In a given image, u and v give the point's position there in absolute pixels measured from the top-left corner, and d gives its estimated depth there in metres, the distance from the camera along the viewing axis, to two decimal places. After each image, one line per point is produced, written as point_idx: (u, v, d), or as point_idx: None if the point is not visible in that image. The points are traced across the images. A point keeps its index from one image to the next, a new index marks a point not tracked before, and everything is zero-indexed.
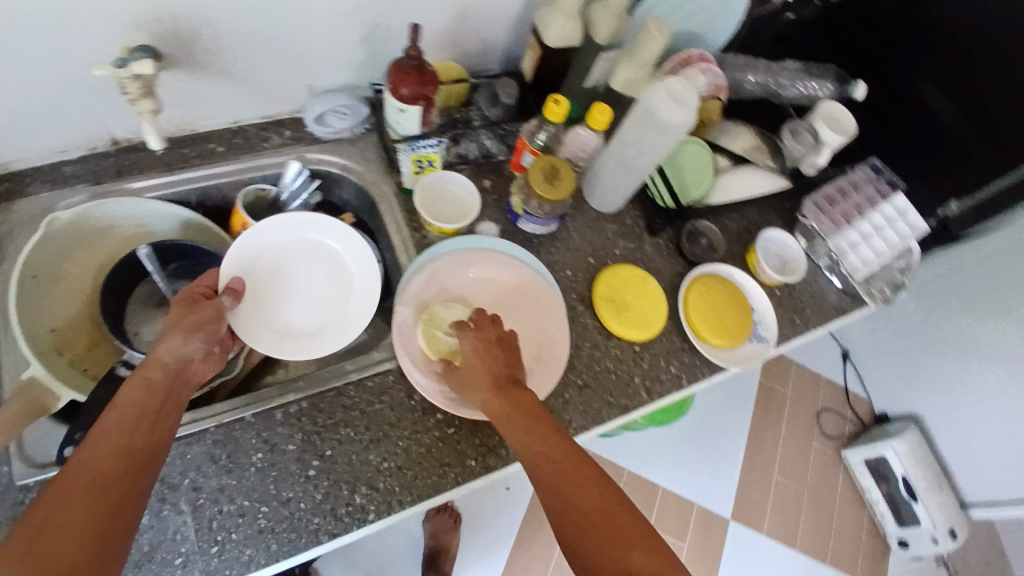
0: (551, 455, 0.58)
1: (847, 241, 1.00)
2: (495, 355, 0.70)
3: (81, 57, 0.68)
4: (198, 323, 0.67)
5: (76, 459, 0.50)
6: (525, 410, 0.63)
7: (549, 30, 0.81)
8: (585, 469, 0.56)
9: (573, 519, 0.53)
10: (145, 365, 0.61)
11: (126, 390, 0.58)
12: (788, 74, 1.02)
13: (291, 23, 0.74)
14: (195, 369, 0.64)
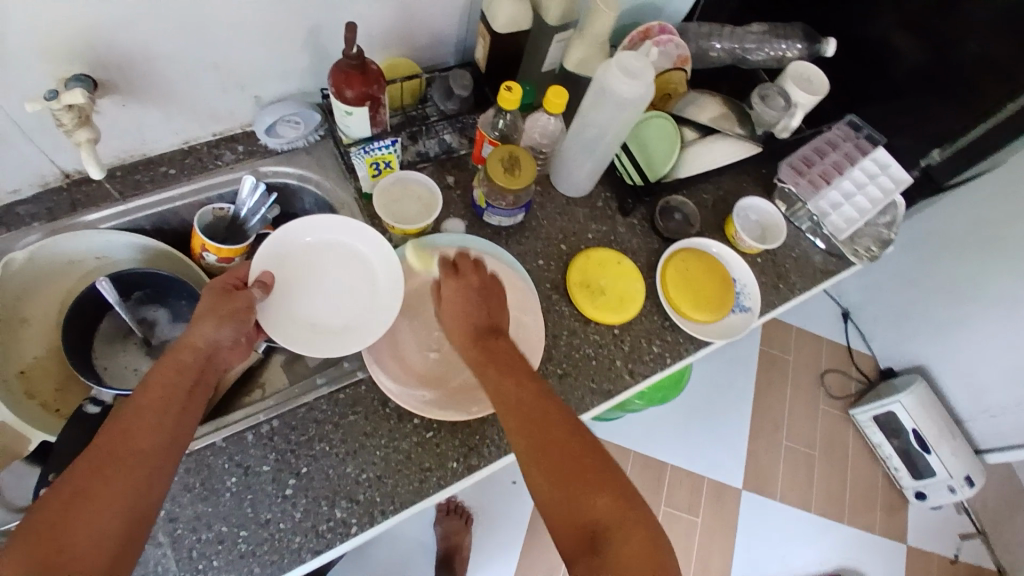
0: (525, 402, 0.61)
1: (828, 202, 0.97)
2: (469, 301, 0.70)
3: (12, 93, 0.65)
4: (233, 309, 0.68)
5: (103, 447, 0.54)
6: (502, 356, 0.65)
7: (496, 15, 0.78)
8: (555, 417, 0.60)
9: (544, 472, 0.57)
10: (180, 346, 0.63)
11: (159, 372, 0.60)
12: (753, 38, 0.99)
13: (229, 36, 0.72)
14: (223, 357, 0.67)
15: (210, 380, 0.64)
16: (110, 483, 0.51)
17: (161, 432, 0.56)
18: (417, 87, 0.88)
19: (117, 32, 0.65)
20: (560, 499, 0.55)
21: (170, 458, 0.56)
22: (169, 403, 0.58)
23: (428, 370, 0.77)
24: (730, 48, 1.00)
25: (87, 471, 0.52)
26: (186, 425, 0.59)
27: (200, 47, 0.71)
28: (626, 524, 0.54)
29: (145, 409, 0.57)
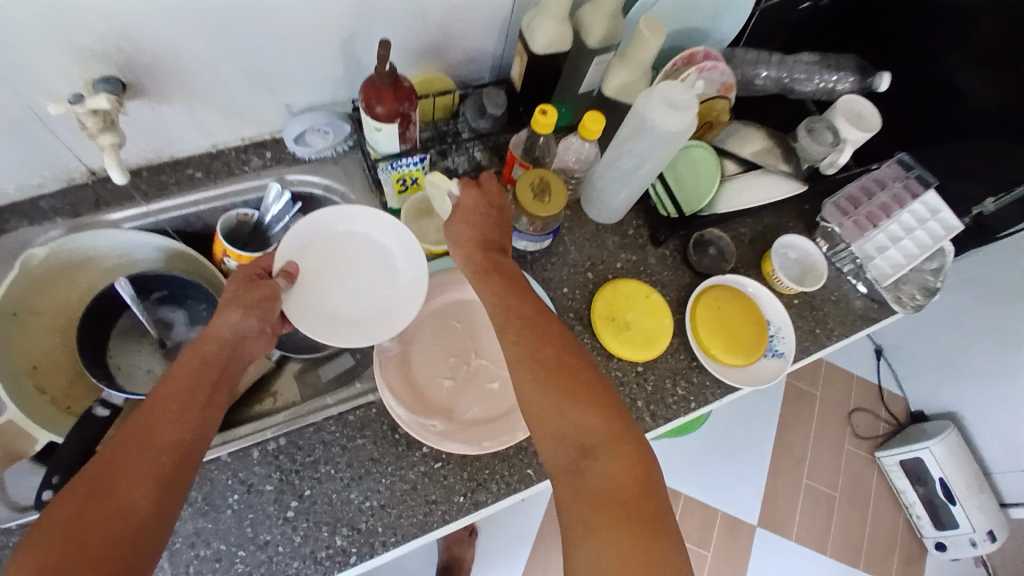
0: (521, 326, 0.61)
1: (874, 245, 0.91)
2: (483, 216, 0.70)
3: (41, 90, 0.65)
4: (256, 299, 0.67)
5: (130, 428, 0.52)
6: (513, 285, 0.66)
7: (535, 35, 0.75)
8: (554, 335, 0.61)
9: (536, 369, 0.58)
10: (203, 338, 0.62)
11: (181, 360, 0.60)
12: (803, 68, 0.94)
13: (257, 41, 0.70)
14: (248, 346, 0.65)
15: (233, 372, 0.63)
16: (130, 474, 0.49)
17: (184, 419, 0.55)
18: (450, 103, 0.86)
19: (142, 35, 0.63)
20: (552, 405, 0.56)
21: (196, 451, 0.54)
22: (193, 391, 0.57)
23: (441, 397, 0.75)
24: (777, 77, 0.94)
25: (104, 464, 0.49)
26: (210, 413, 0.57)
27: (232, 53, 0.70)
28: (618, 438, 0.54)
29: (165, 399, 0.55)
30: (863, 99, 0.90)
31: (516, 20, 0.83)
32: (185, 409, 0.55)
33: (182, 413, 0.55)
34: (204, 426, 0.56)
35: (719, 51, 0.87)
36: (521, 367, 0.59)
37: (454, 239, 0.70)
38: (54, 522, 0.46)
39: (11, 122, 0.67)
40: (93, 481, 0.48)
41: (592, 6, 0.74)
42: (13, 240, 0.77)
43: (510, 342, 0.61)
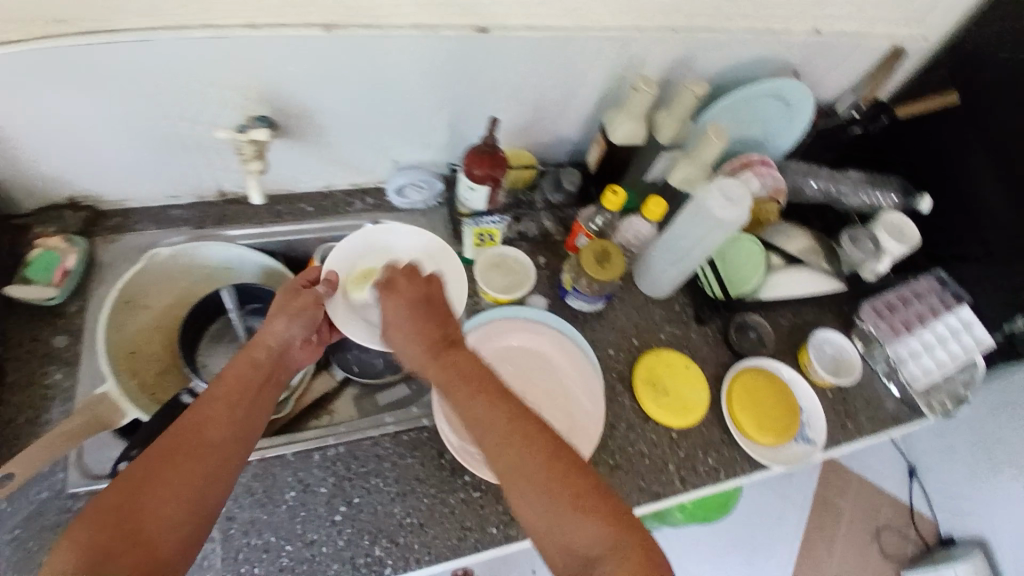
0: (491, 416, 0.62)
1: (908, 349, 0.97)
2: (416, 314, 0.72)
3: (214, 119, 0.81)
4: (303, 308, 0.75)
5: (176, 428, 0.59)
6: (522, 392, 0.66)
7: (615, 129, 0.88)
8: (492, 421, 0.62)
9: (528, 477, 0.59)
10: (256, 343, 0.71)
11: (236, 365, 0.67)
12: (851, 184, 1.06)
13: (377, 102, 0.85)
14: (293, 353, 0.74)
15: (278, 376, 0.71)
16: (182, 467, 0.56)
17: (233, 424, 0.62)
18: (529, 177, 0.98)
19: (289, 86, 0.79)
20: (557, 512, 0.57)
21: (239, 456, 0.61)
22: (241, 397, 0.64)
23: None
24: (827, 188, 1.06)
25: (162, 453, 0.57)
26: (254, 419, 0.64)
27: (364, 111, 0.86)
28: (623, 546, 0.55)
29: (216, 400, 0.63)
30: (902, 214, 0.99)
31: (598, 115, 0.98)
32: (234, 416, 0.62)
33: (231, 418, 0.62)
34: (250, 430, 0.63)
35: (772, 161, 1.01)
36: (519, 465, 0.59)
37: (393, 330, 0.73)
38: (109, 502, 0.53)
39: (180, 142, 0.82)
40: (152, 466, 0.56)
41: (666, 111, 0.88)
42: (142, 238, 0.89)
43: (492, 435, 0.61)
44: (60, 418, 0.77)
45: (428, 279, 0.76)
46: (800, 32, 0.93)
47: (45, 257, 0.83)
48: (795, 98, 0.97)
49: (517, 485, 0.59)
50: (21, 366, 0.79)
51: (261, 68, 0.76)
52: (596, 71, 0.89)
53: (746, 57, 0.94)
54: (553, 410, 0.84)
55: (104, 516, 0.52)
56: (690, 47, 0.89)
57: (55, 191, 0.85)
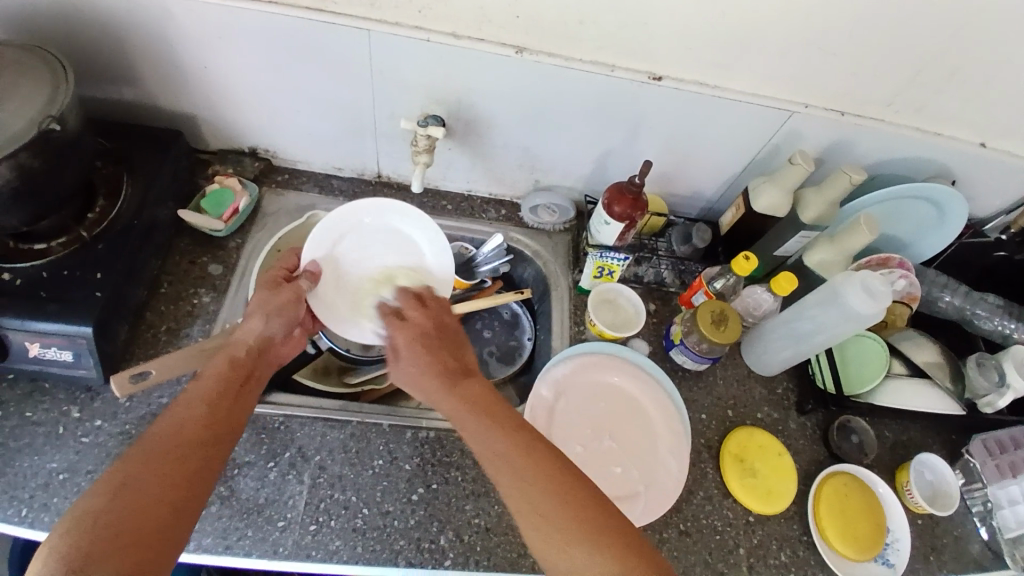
0: (500, 447, 0.63)
1: (1007, 496, 0.90)
2: (427, 343, 0.74)
3: (394, 108, 0.89)
4: (281, 306, 0.75)
5: (153, 433, 0.59)
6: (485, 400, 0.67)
7: (759, 197, 0.89)
8: (505, 458, 0.62)
9: (539, 514, 0.58)
10: (232, 344, 0.70)
11: (213, 365, 0.67)
12: (987, 308, 1.01)
13: (538, 124, 0.90)
14: (275, 349, 0.73)
15: (262, 372, 0.70)
16: (160, 469, 0.56)
17: (208, 423, 0.61)
18: (658, 225, 0.99)
19: (467, 95, 0.86)
20: (565, 546, 0.57)
21: (217, 451, 0.61)
22: (220, 397, 0.64)
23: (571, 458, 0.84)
24: (961, 305, 1.01)
25: (140, 456, 0.57)
26: (233, 416, 0.64)
27: (524, 130, 0.92)
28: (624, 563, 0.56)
29: (195, 402, 0.63)
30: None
31: (741, 182, 0.99)
32: (211, 411, 0.62)
33: (206, 417, 0.62)
34: (228, 427, 0.63)
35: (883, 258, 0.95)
36: (520, 501, 0.60)
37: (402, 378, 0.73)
38: (95, 505, 0.53)
39: (359, 121, 0.92)
40: (132, 471, 0.55)
41: (816, 191, 0.87)
42: (304, 198, 0.99)
43: (499, 468, 0.62)
44: (196, 336, 0.85)
45: (444, 309, 0.80)
46: (971, 142, 0.90)
47: (219, 194, 0.93)
48: (950, 207, 0.94)
49: (527, 522, 0.59)
50: (174, 282, 0.88)
51: (448, 72, 0.83)
52: (751, 138, 0.91)
53: (908, 155, 0.92)
54: (635, 454, 0.85)
55: (85, 523, 0.52)
56: (853, 134, 0.89)
57: (241, 139, 0.96)
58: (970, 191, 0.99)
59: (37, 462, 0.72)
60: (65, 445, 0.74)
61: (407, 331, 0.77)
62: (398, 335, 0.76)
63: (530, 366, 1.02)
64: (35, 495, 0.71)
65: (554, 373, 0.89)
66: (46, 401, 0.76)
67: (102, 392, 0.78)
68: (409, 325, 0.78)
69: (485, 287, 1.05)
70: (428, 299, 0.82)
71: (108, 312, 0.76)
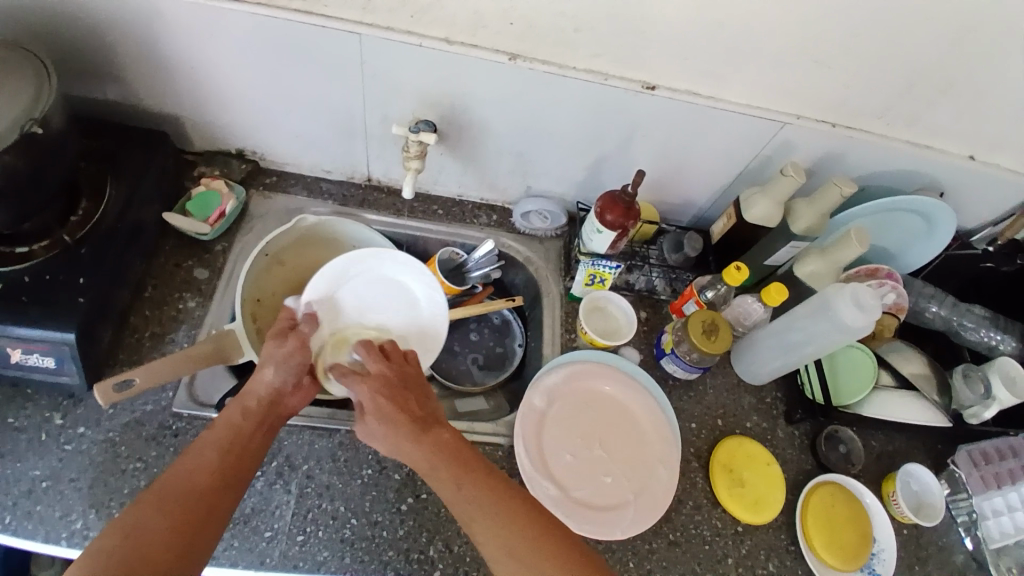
0: (468, 497, 0.64)
1: (992, 506, 0.91)
2: (392, 398, 0.72)
3: (387, 113, 0.88)
4: (291, 353, 0.72)
5: (170, 476, 0.59)
6: (452, 454, 0.68)
7: (751, 208, 0.89)
8: (476, 511, 0.63)
9: (509, 559, 0.60)
10: (246, 391, 0.69)
11: (228, 411, 0.67)
12: (973, 318, 1.02)
13: (531, 130, 0.90)
14: (289, 399, 0.71)
15: (273, 423, 0.69)
16: (172, 511, 0.56)
17: (221, 469, 0.61)
18: (650, 233, 0.99)
19: (462, 101, 0.85)
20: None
21: (229, 496, 0.61)
22: (233, 444, 0.64)
23: (561, 467, 0.83)
24: (948, 316, 1.02)
25: (155, 499, 0.57)
26: (247, 464, 0.64)
27: (518, 136, 0.91)
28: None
29: (206, 448, 0.63)
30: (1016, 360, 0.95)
31: (732, 191, 0.99)
32: (223, 459, 0.62)
33: (219, 463, 0.62)
34: (242, 471, 0.63)
35: (884, 271, 0.96)
36: (490, 543, 0.62)
37: (371, 438, 0.71)
38: (106, 546, 0.53)
39: (350, 124, 0.90)
40: (143, 514, 0.55)
41: (807, 202, 0.88)
42: (293, 202, 0.98)
43: (472, 522, 0.63)
44: (182, 342, 0.83)
45: (405, 359, 0.78)
46: (960, 155, 0.91)
47: (206, 195, 0.91)
48: (938, 219, 0.95)
49: (497, 561, 0.61)
50: (160, 285, 0.87)
51: (442, 77, 0.82)
52: (743, 148, 0.91)
53: (897, 168, 0.93)
54: (627, 466, 0.85)
55: (98, 561, 0.51)
56: (844, 145, 0.89)
57: (230, 140, 0.95)
58: (958, 204, 1.00)
59: (18, 470, 0.71)
60: (46, 452, 0.72)
61: (372, 383, 0.73)
62: (362, 393, 0.72)
63: (520, 373, 1.01)
64: (15, 504, 0.69)
65: (547, 381, 0.88)
66: (28, 407, 0.74)
67: (86, 398, 0.76)
68: (372, 377, 0.73)
69: (475, 292, 1.04)
70: (393, 348, 0.78)
71: (92, 317, 0.74)
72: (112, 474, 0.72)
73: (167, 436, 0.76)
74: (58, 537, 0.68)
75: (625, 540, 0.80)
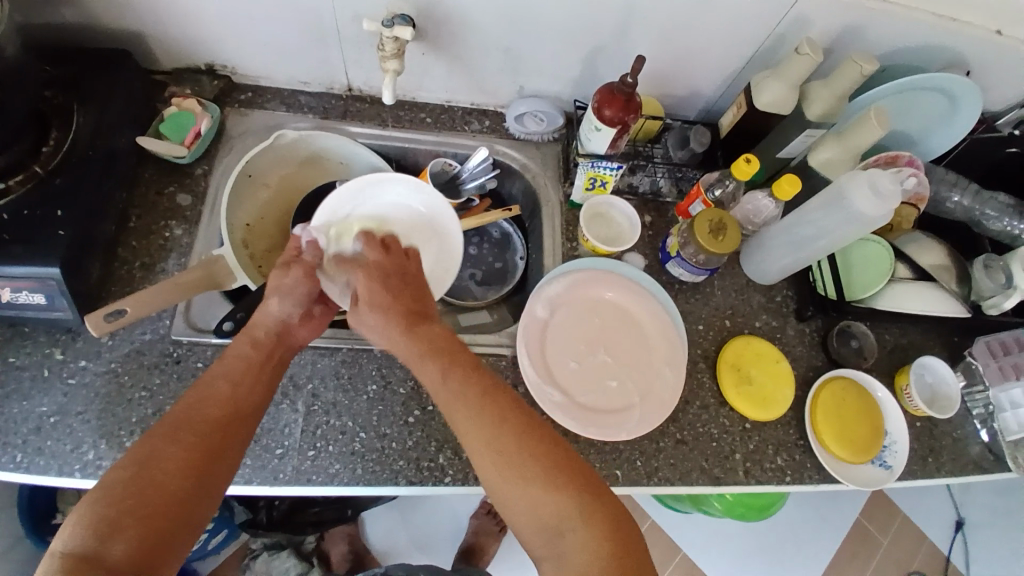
0: (460, 390, 0.62)
1: (1009, 398, 0.90)
2: (388, 287, 0.69)
3: (358, 10, 0.80)
4: (295, 284, 0.69)
5: (180, 407, 0.59)
6: (447, 353, 0.65)
7: (762, 94, 0.82)
8: (467, 405, 0.61)
9: (490, 451, 0.59)
10: (255, 322, 0.68)
11: (237, 342, 0.66)
12: (997, 207, 0.96)
13: (518, 21, 0.82)
14: (296, 330, 0.70)
15: (284, 354, 0.68)
16: (186, 443, 0.56)
17: (234, 400, 0.61)
18: (654, 130, 0.92)
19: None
20: (516, 488, 0.58)
21: (242, 428, 0.61)
22: (244, 375, 0.63)
23: (567, 375, 0.82)
24: (970, 205, 0.96)
25: (168, 429, 0.57)
26: (259, 396, 0.63)
27: (503, 28, 0.83)
28: (596, 525, 0.57)
29: (218, 378, 0.62)
30: None
31: (742, 77, 0.91)
32: (235, 390, 0.61)
33: (231, 394, 0.61)
34: (253, 403, 0.63)
35: (906, 157, 0.90)
36: (472, 432, 0.60)
37: (366, 330, 0.68)
38: (118, 476, 0.53)
39: (320, 26, 0.83)
40: (154, 445, 0.55)
41: (823, 83, 0.80)
42: (271, 118, 0.92)
43: (458, 413, 0.61)
44: (173, 271, 0.81)
45: (406, 254, 0.74)
46: (986, 31, 0.83)
47: (178, 117, 0.86)
48: (962, 97, 0.87)
49: (479, 453, 0.59)
50: (143, 215, 0.83)
51: None
52: (753, 27, 0.82)
53: (925, 42, 0.84)
54: (634, 370, 0.84)
55: (113, 490, 0.52)
56: (866, 17, 0.80)
57: (196, 55, 0.88)
58: (986, 82, 0.91)
59: (25, 408, 0.71)
60: (51, 388, 0.73)
61: (367, 271, 0.70)
62: (357, 281, 0.69)
63: (523, 286, 0.99)
64: (25, 441, 0.70)
65: (549, 291, 0.86)
66: (26, 345, 0.74)
67: (83, 332, 0.76)
68: (369, 267, 0.71)
69: (471, 206, 0.98)
70: (393, 241, 0.75)
71: (76, 250, 0.71)
72: (118, 405, 0.73)
73: (169, 364, 0.76)
74: (71, 469, 0.70)
75: (633, 441, 0.80)
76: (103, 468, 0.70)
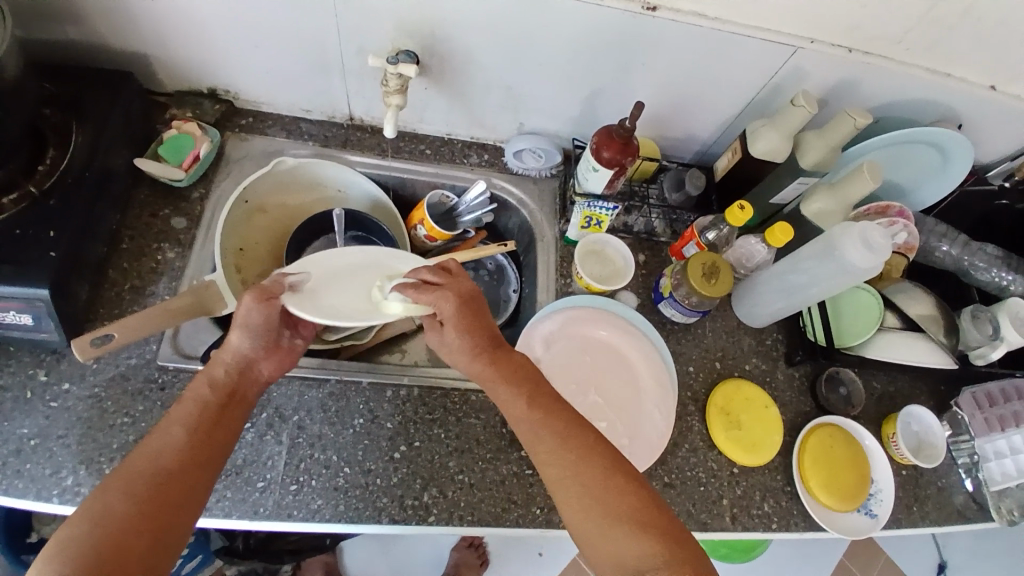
0: (528, 413, 0.65)
1: (994, 449, 0.91)
2: (472, 313, 0.69)
3: (365, 43, 0.81)
4: (266, 317, 0.66)
5: (137, 458, 0.58)
6: (516, 379, 0.67)
7: (757, 141, 0.84)
8: (545, 432, 0.64)
9: (561, 465, 0.62)
10: (213, 363, 0.66)
11: (195, 383, 0.65)
12: (985, 258, 0.97)
13: (521, 60, 0.83)
14: (259, 366, 0.68)
15: (243, 393, 0.67)
16: (143, 495, 0.55)
17: (190, 449, 0.60)
18: (650, 171, 0.93)
19: (443, 28, 0.78)
20: (592, 501, 0.59)
21: (201, 474, 0.60)
22: (201, 420, 0.62)
23: None
24: (958, 256, 0.98)
25: (121, 482, 0.56)
26: (217, 443, 0.62)
27: (506, 67, 0.85)
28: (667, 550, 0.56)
29: (173, 426, 0.61)
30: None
31: (738, 123, 0.93)
32: (192, 438, 0.60)
33: (189, 441, 0.60)
34: (212, 449, 0.61)
35: (898, 207, 0.92)
36: (549, 457, 0.63)
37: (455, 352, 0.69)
38: (75, 532, 0.52)
39: (326, 57, 0.84)
40: (111, 501, 0.54)
41: (817, 134, 0.82)
42: (272, 143, 0.93)
43: (535, 441, 0.64)
44: (163, 295, 0.80)
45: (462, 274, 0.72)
46: (978, 86, 0.85)
47: (178, 140, 0.86)
48: (951, 151, 0.89)
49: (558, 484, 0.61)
50: (136, 236, 0.83)
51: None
52: (751, 76, 0.84)
53: (917, 97, 0.86)
54: (623, 409, 0.84)
55: (68, 546, 0.51)
56: (861, 73, 0.82)
57: (200, 79, 0.88)
58: (975, 137, 0.94)
59: (5, 429, 0.70)
60: (32, 410, 0.71)
61: (446, 296, 0.69)
62: (442, 306, 0.68)
63: (515, 318, 0.99)
64: (5, 462, 0.68)
65: (541, 328, 0.86)
66: (10, 364, 0.73)
67: (68, 354, 0.74)
68: (442, 291, 0.69)
69: (467, 237, 0.99)
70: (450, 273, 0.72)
71: (64, 273, 0.70)
72: (100, 430, 0.72)
73: (154, 390, 0.75)
74: (49, 494, 0.68)
75: None
76: (81, 495, 0.68)
